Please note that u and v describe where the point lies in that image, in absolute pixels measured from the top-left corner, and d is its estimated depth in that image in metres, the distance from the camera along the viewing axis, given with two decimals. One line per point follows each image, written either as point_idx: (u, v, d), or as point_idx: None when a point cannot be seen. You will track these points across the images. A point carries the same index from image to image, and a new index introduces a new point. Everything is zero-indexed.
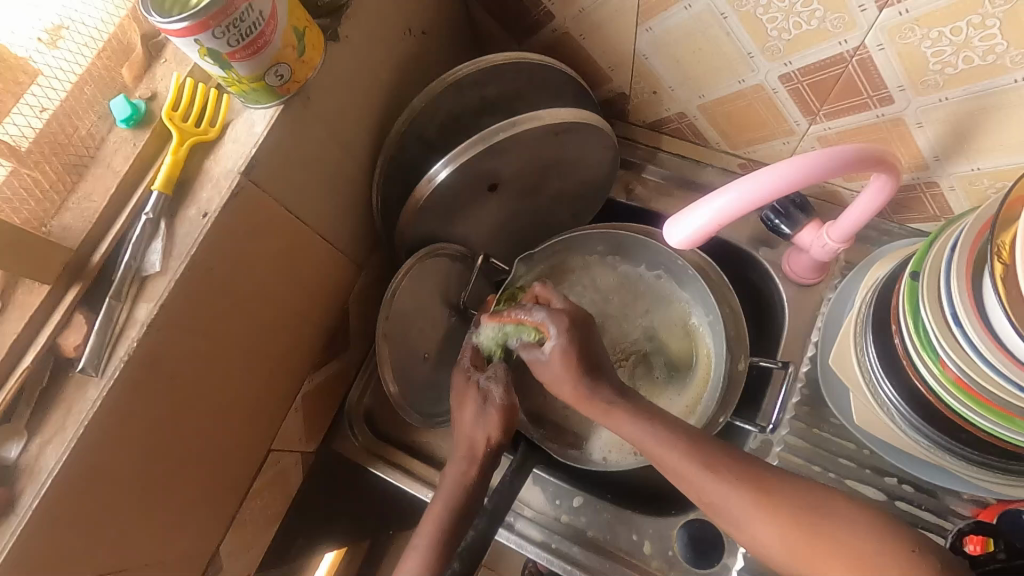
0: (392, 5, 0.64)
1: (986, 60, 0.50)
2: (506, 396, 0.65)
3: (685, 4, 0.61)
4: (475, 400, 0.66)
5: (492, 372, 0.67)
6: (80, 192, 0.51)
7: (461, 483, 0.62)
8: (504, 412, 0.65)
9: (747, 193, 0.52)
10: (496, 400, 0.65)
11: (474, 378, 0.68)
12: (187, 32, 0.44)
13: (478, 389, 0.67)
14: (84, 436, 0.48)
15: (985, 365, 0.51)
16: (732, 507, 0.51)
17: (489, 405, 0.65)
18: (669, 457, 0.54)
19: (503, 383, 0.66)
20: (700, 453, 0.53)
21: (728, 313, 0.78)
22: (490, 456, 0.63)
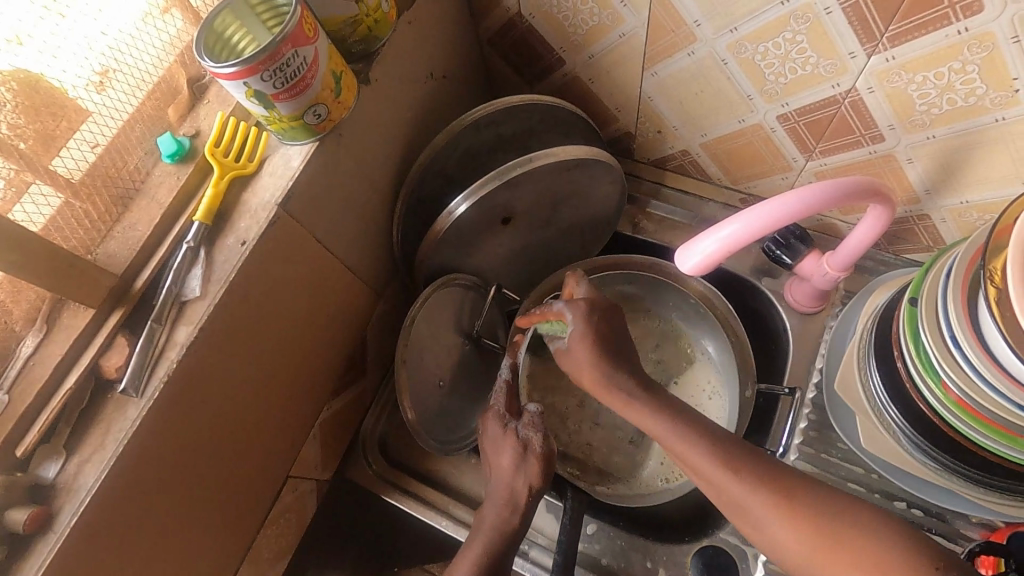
0: (417, 52, 0.69)
1: (967, 102, 0.54)
2: (546, 442, 0.66)
3: (688, 51, 0.66)
4: (516, 447, 0.65)
5: (528, 419, 0.68)
6: (125, 222, 0.55)
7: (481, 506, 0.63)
8: (544, 460, 0.65)
9: (761, 215, 0.55)
10: (537, 449, 0.65)
11: (510, 425, 0.68)
12: (237, 75, 0.47)
13: (516, 437, 0.66)
14: (122, 455, 0.50)
15: (985, 385, 0.54)
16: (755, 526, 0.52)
17: (530, 454, 0.65)
18: (703, 465, 0.53)
19: (541, 431, 0.67)
20: (724, 456, 0.52)
21: (733, 343, 0.80)
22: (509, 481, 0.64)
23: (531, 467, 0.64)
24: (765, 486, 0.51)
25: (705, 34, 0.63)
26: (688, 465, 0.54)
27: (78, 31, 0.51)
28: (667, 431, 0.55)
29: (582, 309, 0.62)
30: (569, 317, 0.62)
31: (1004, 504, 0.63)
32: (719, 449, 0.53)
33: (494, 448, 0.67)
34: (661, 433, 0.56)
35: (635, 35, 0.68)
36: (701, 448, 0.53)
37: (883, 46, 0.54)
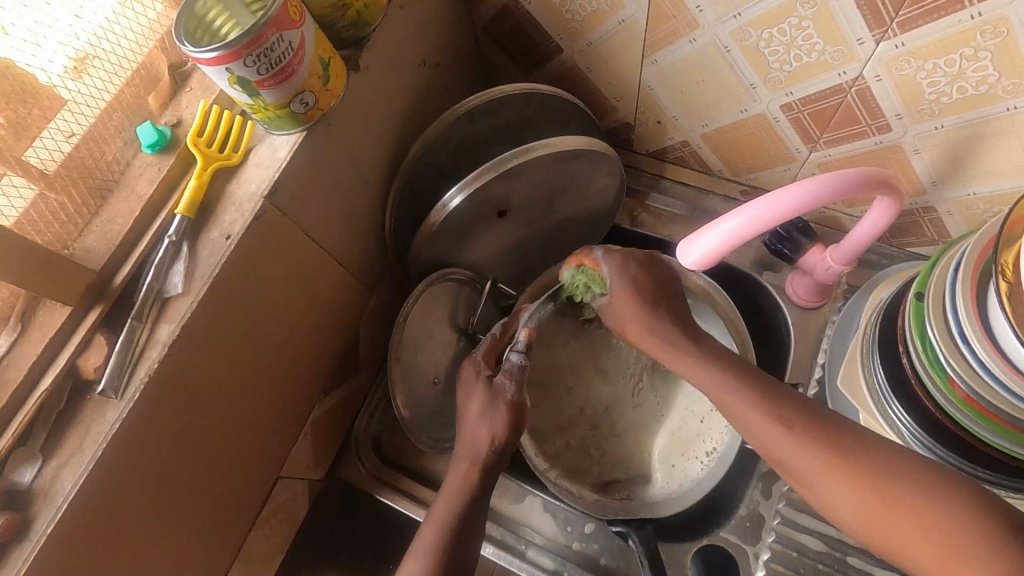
0: (409, 39, 0.67)
1: (979, 90, 0.53)
2: (519, 395, 0.65)
3: (690, 38, 0.63)
4: (484, 395, 0.65)
5: (510, 367, 0.66)
6: (104, 216, 0.53)
7: (456, 498, 0.61)
8: (514, 410, 0.64)
9: (782, 203, 0.53)
10: (508, 396, 0.65)
11: (484, 373, 0.67)
12: (219, 60, 0.45)
13: (488, 384, 0.66)
14: (101, 459, 0.48)
15: (994, 383, 0.53)
16: (797, 471, 0.50)
17: (499, 401, 0.64)
18: (741, 412, 0.54)
19: (517, 382, 0.66)
20: (771, 405, 0.52)
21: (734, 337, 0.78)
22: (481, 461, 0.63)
23: (497, 417, 0.63)
24: (809, 446, 0.50)
25: (708, 20, 0.60)
26: (734, 420, 0.55)
27: (52, 15, 0.49)
28: (710, 380, 0.57)
29: (618, 263, 0.65)
30: (607, 268, 0.65)
31: None
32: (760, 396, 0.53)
33: (466, 395, 0.67)
34: (711, 383, 0.57)
35: (635, 21, 0.65)
36: (746, 401, 0.54)
37: (892, 32, 0.52)
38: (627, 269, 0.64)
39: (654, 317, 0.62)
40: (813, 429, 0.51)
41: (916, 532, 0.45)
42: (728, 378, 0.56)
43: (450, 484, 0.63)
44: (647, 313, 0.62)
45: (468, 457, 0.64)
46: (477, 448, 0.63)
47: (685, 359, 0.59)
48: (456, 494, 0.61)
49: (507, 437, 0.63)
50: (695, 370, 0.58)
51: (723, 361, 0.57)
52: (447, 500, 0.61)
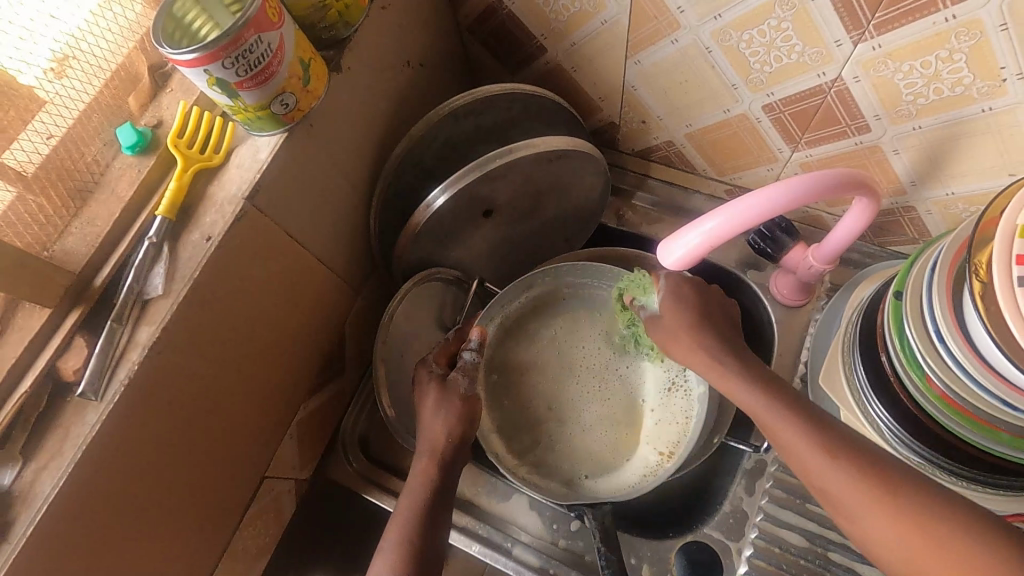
0: (392, 39, 0.67)
1: (954, 91, 0.53)
2: (472, 391, 0.69)
3: (671, 39, 0.64)
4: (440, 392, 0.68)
5: (462, 364, 0.70)
6: (83, 217, 0.52)
7: (420, 489, 0.61)
8: (466, 403, 0.68)
9: (772, 198, 0.54)
10: (461, 391, 0.69)
11: (438, 374, 0.70)
12: (197, 62, 0.45)
13: (441, 381, 0.69)
14: (81, 461, 0.48)
15: (969, 379, 0.53)
16: (846, 500, 0.49)
17: (453, 397, 0.68)
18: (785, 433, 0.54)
19: (471, 379, 0.70)
20: (820, 435, 0.52)
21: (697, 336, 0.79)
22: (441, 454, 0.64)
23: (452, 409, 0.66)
24: (857, 480, 0.49)
25: (689, 21, 0.61)
26: (778, 443, 0.54)
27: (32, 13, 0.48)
28: (752, 399, 0.57)
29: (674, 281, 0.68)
30: (665, 282, 0.68)
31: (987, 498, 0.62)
32: (811, 424, 0.53)
33: (420, 394, 0.69)
34: (754, 408, 0.57)
35: (617, 22, 0.66)
36: (792, 421, 0.53)
37: (869, 33, 0.53)
38: (682, 289, 0.66)
39: (702, 331, 0.63)
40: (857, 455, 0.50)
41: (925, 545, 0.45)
42: (779, 402, 0.55)
43: (415, 476, 0.63)
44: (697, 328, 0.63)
45: (429, 449, 0.64)
46: (441, 436, 0.64)
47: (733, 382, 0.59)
48: (418, 487, 0.61)
49: (463, 429, 0.66)
50: (740, 389, 0.58)
51: (761, 379, 0.58)
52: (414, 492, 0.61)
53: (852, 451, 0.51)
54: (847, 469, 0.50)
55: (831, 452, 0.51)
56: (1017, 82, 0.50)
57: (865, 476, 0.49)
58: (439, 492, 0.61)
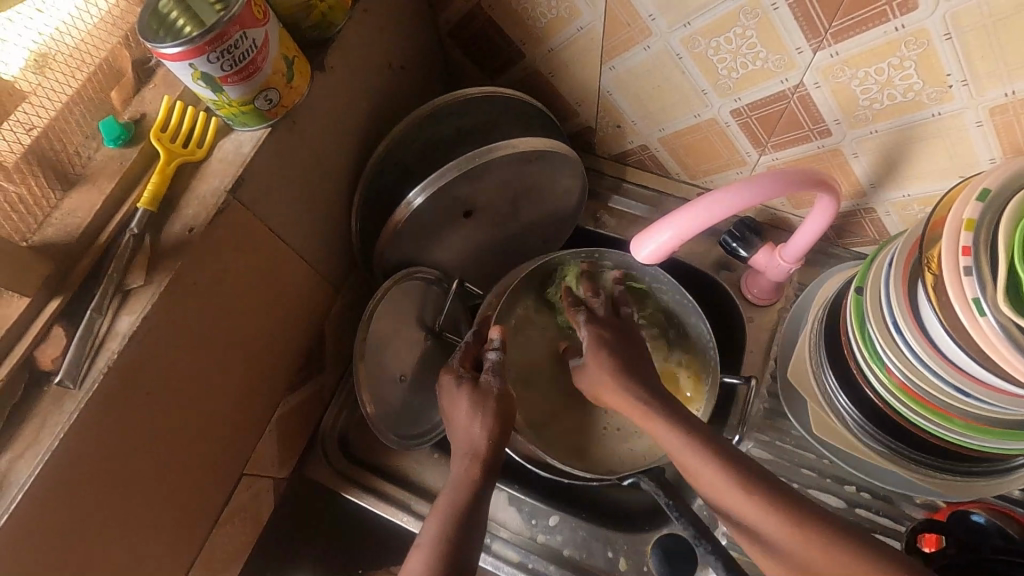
0: (374, 41, 0.68)
1: (906, 97, 0.57)
2: (504, 388, 0.68)
3: (644, 45, 0.67)
4: (472, 393, 0.67)
5: (488, 365, 0.69)
6: (63, 208, 0.52)
7: (466, 487, 0.61)
8: (500, 401, 0.67)
9: (748, 191, 0.57)
10: (492, 389, 0.67)
11: (464, 378, 0.68)
12: (182, 56, 0.46)
13: (472, 386, 0.67)
14: (58, 449, 0.48)
15: (924, 368, 0.56)
16: (768, 535, 0.53)
17: (486, 399, 0.66)
18: (700, 469, 0.59)
19: (499, 375, 0.68)
20: (732, 473, 0.57)
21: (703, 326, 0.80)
22: (483, 459, 0.63)
23: (488, 410, 0.65)
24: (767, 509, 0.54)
25: (660, 28, 0.64)
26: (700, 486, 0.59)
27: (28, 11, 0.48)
28: (673, 443, 0.62)
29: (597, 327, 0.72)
30: (587, 331, 0.72)
31: (944, 484, 0.67)
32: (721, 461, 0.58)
33: (450, 404, 0.68)
34: (676, 449, 0.61)
35: (593, 28, 0.68)
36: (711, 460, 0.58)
37: (827, 41, 0.56)
38: (603, 333, 0.71)
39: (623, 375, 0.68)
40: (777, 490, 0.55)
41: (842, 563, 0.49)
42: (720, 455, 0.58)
43: (454, 477, 0.63)
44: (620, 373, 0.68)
45: (473, 451, 0.63)
46: (479, 440, 0.64)
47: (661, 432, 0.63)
48: (466, 484, 0.61)
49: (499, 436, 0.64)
50: (664, 437, 0.63)
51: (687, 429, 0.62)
52: (456, 491, 0.61)
53: (766, 487, 0.55)
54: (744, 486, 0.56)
55: (716, 467, 0.58)
56: (962, 89, 0.53)
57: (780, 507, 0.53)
58: (477, 495, 0.61)
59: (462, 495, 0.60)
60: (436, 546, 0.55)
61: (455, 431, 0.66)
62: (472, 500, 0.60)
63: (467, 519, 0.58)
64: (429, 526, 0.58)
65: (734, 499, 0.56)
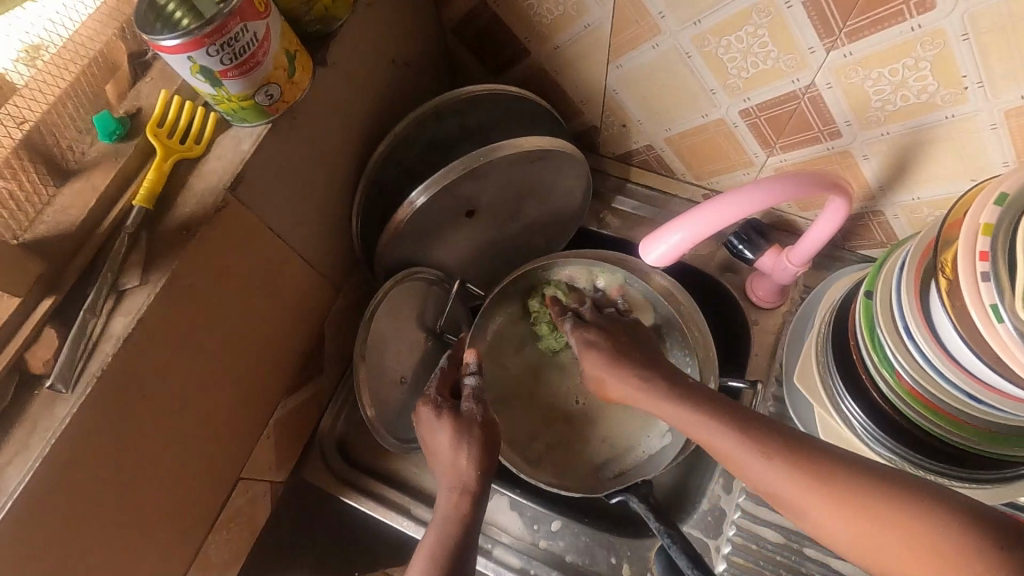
0: (377, 37, 0.67)
1: (920, 98, 0.56)
2: (487, 414, 0.66)
3: (652, 44, 0.65)
4: (457, 424, 0.64)
5: (467, 392, 0.68)
6: (57, 206, 0.51)
7: (453, 523, 0.58)
8: (485, 430, 0.65)
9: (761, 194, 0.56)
10: (477, 418, 0.65)
11: (446, 406, 0.66)
12: (181, 48, 0.45)
13: (455, 416, 0.65)
14: (49, 455, 0.46)
15: (935, 373, 0.56)
16: (794, 497, 0.49)
17: (469, 426, 0.64)
18: (722, 443, 0.55)
19: (480, 403, 0.67)
20: (749, 439, 0.53)
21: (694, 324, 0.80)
22: (472, 491, 0.61)
23: (474, 439, 0.63)
24: (793, 470, 0.50)
25: (670, 26, 0.62)
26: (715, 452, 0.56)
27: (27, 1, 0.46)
28: (681, 413, 0.60)
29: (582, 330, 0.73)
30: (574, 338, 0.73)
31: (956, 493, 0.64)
32: (738, 427, 0.55)
33: (431, 435, 0.65)
34: (688, 423, 0.59)
35: (600, 26, 0.67)
36: (728, 431, 0.55)
37: (841, 41, 0.55)
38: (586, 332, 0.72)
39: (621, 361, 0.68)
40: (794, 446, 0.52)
41: (891, 526, 0.43)
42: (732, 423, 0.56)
43: (441, 512, 0.60)
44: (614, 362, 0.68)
45: (459, 486, 0.61)
46: (466, 472, 0.61)
47: (669, 407, 0.62)
48: (452, 521, 0.58)
49: (487, 462, 0.63)
50: (667, 407, 0.62)
51: (698, 396, 0.61)
52: (445, 526, 0.58)
53: (780, 444, 0.52)
54: (764, 453, 0.52)
55: (742, 428, 0.55)
56: (978, 90, 0.52)
57: (795, 462, 0.50)
58: (470, 530, 0.58)
59: (454, 535, 0.57)
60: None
61: (439, 463, 0.64)
62: (462, 534, 0.57)
63: (452, 551, 0.55)
64: (418, 561, 0.55)
65: (751, 459, 0.52)
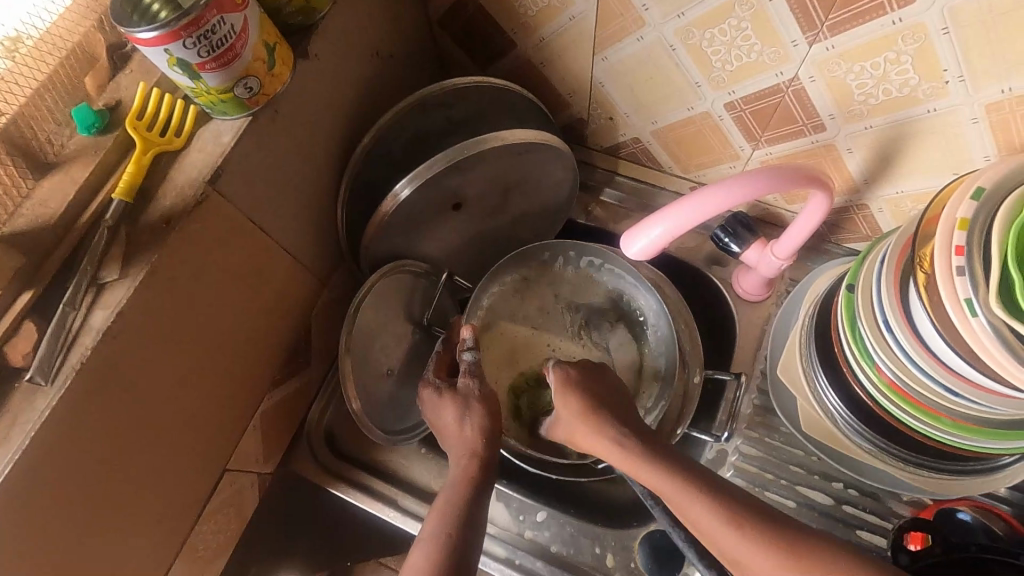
0: (361, 29, 0.67)
1: (902, 92, 0.56)
2: (486, 388, 0.67)
3: (637, 36, 0.65)
4: (457, 399, 0.66)
5: (464, 366, 0.68)
6: (35, 198, 0.51)
7: (461, 487, 0.59)
8: (486, 401, 0.66)
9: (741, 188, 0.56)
10: (477, 391, 0.67)
11: (443, 386, 0.68)
12: (158, 41, 0.44)
13: (455, 393, 0.67)
14: (29, 448, 0.47)
15: (913, 367, 0.56)
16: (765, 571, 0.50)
17: (471, 399, 0.66)
18: (689, 505, 0.54)
19: (479, 375, 0.68)
20: (721, 508, 0.52)
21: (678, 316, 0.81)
22: (480, 458, 0.62)
23: (476, 411, 0.65)
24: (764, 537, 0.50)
25: (654, 19, 0.62)
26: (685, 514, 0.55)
27: None
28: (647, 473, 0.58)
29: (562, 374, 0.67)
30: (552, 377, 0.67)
31: (928, 480, 0.67)
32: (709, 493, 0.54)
33: (438, 415, 0.67)
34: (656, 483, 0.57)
35: (585, 18, 0.67)
36: (698, 498, 0.54)
37: (824, 34, 0.55)
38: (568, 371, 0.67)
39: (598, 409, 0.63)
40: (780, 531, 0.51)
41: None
42: (706, 494, 0.54)
43: (451, 477, 0.61)
44: (589, 422, 0.63)
45: (467, 454, 0.63)
46: (472, 441, 0.63)
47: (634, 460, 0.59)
48: (462, 485, 0.59)
49: (492, 429, 0.65)
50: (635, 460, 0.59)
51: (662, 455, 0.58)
52: (455, 488, 0.59)
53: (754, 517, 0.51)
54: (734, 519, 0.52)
55: (710, 499, 0.53)
56: (959, 84, 0.52)
57: (762, 534, 0.50)
58: (481, 491, 0.59)
59: (463, 498, 0.58)
60: (439, 539, 0.53)
61: (445, 439, 0.66)
62: (472, 497, 0.58)
63: (466, 513, 0.56)
64: (430, 522, 0.56)
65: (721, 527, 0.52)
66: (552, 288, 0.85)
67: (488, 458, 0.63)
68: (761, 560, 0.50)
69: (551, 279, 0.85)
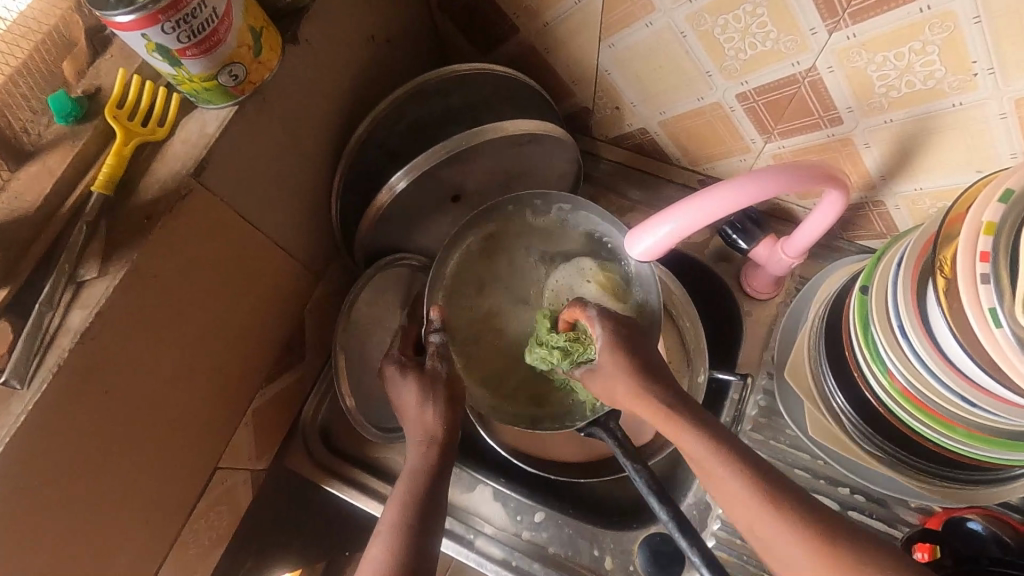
0: (355, 12, 0.63)
1: (926, 85, 0.52)
2: (452, 370, 0.65)
3: (646, 22, 0.62)
4: (423, 381, 0.63)
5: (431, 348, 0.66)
6: (10, 190, 0.48)
7: (421, 474, 0.57)
8: (451, 388, 0.64)
9: (753, 184, 0.53)
10: (443, 375, 0.63)
11: (412, 363, 0.65)
12: (135, 25, 0.42)
13: (422, 375, 0.63)
14: (5, 452, 0.45)
15: (928, 374, 0.53)
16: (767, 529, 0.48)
17: (437, 385, 0.63)
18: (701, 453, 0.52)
19: (445, 358, 0.65)
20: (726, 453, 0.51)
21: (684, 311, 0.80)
22: (439, 443, 0.60)
23: (440, 397, 0.62)
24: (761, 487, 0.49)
25: (664, 3, 0.59)
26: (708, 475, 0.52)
27: None
28: (695, 443, 0.53)
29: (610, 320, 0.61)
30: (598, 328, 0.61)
31: (939, 490, 0.65)
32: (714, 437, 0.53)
33: (398, 395, 0.64)
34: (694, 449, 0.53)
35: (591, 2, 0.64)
36: (701, 441, 0.52)
37: (845, 22, 0.51)
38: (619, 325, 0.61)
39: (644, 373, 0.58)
40: (806, 509, 0.48)
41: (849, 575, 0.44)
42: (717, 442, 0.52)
43: (410, 463, 0.59)
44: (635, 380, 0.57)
45: (427, 438, 0.60)
46: (432, 426, 0.60)
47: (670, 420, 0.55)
48: (420, 473, 0.57)
49: (453, 415, 0.62)
50: (682, 428, 0.54)
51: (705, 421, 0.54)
52: (412, 477, 0.57)
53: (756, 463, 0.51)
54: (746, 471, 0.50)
55: (725, 452, 0.51)
56: (988, 77, 0.49)
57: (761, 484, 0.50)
58: (437, 478, 0.58)
59: (420, 489, 0.56)
60: (399, 532, 0.51)
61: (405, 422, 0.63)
62: (431, 486, 0.56)
63: (427, 504, 0.55)
64: (390, 512, 0.54)
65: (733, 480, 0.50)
66: (519, 241, 0.73)
67: (449, 455, 0.60)
68: (761, 511, 0.48)
69: (518, 230, 0.73)
